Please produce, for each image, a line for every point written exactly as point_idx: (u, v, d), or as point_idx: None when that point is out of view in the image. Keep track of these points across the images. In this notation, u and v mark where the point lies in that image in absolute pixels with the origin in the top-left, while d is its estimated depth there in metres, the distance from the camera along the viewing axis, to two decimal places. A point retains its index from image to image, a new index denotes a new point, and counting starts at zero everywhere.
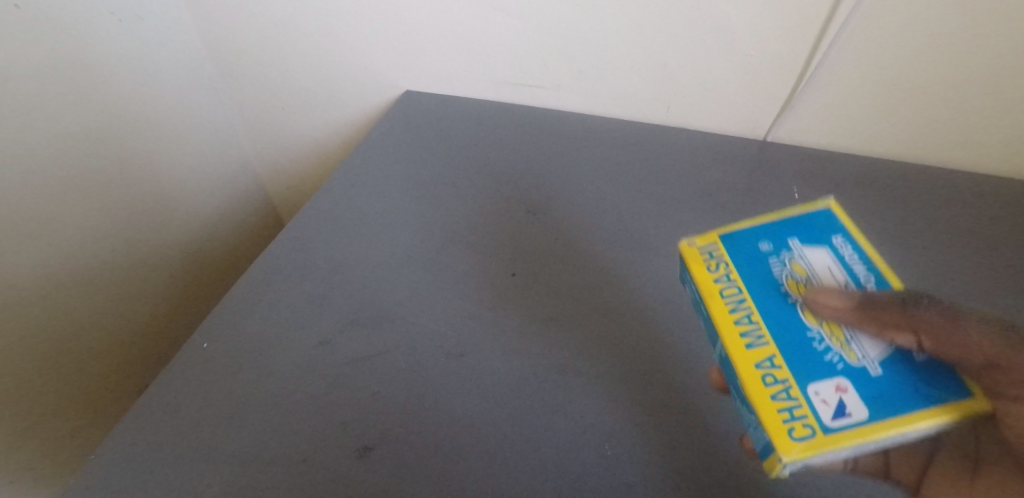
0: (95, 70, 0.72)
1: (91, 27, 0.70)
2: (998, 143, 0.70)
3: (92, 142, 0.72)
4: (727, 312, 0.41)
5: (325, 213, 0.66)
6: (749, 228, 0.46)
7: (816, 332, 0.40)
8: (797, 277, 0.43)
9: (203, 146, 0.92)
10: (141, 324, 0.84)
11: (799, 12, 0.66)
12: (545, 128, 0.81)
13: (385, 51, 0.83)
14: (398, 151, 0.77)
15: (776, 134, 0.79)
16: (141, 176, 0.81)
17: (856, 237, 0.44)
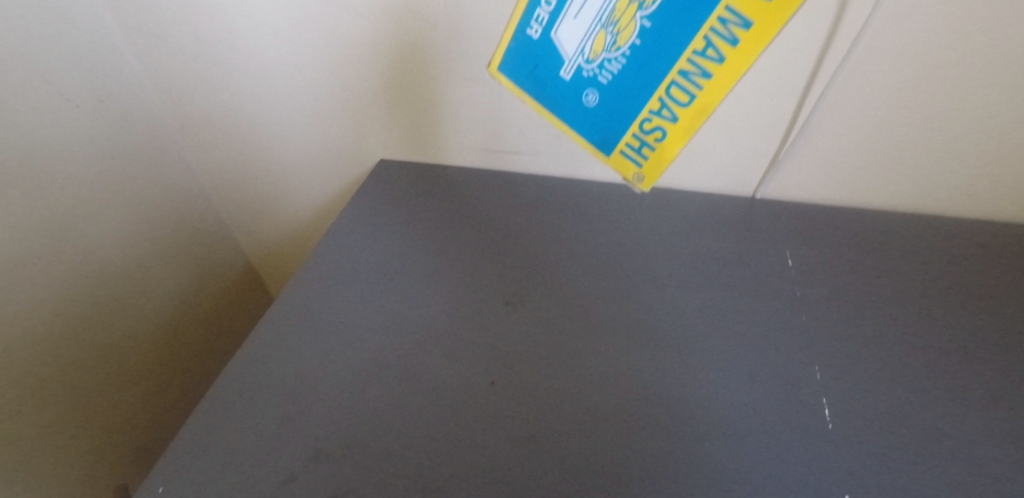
0: (52, 163, 0.70)
1: (43, 119, 0.68)
2: (993, 191, 0.70)
3: (46, 235, 0.70)
4: (709, 78, 0.52)
5: (296, 311, 0.63)
6: (575, 121, 0.61)
7: (656, 6, 0.50)
8: (615, 19, 0.52)
9: (167, 221, 0.89)
10: (104, 405, 0.82)
11: (781, 75, 0.64)
12: (525, 195, 0.78)
13: (359, 121, 0.81)
14: (374, 228, 0.73)
15: (764, 192, 0.77)
16: (98, 263, 0.78)
17: (531, 6, 0.55)
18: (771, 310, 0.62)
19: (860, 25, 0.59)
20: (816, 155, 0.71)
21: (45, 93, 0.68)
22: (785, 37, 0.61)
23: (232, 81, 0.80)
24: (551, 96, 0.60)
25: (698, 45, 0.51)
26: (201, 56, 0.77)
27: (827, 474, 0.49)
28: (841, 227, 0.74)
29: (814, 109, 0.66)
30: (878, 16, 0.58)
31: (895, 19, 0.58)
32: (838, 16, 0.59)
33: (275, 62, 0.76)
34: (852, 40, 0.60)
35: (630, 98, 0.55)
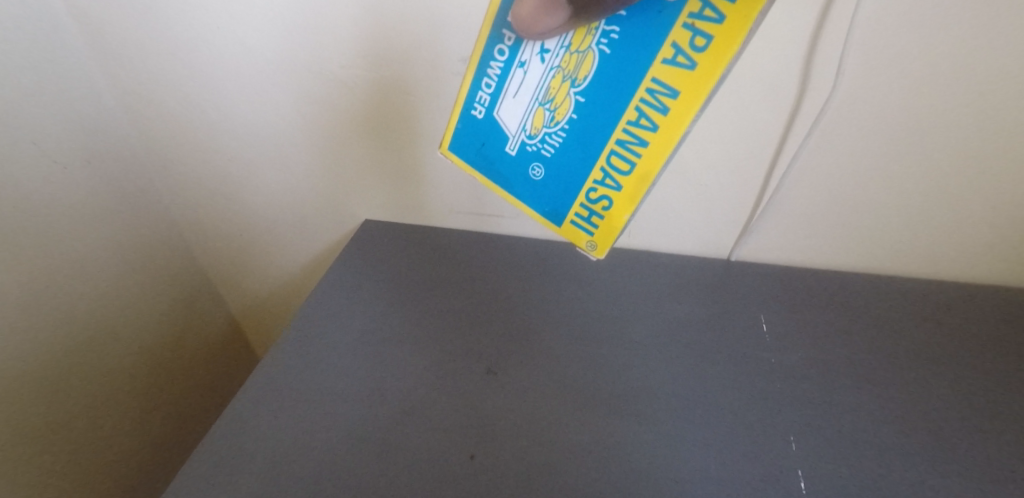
0: (43, 225, 0.71)
1: (34, 182, 0.69)
2: (950, 254, 0.74)
3: (32, 296, 0.70)
4: (646, 146, 0.40)
5: (278, 377, 0.63)
6: (523, 193, 0.47)
7: (590, 80, 0.41)
8: (550, 96, 0.42)
9: (150, 278, 0.89)
10: (82, 471, 0.80)
11: (749, 150, 0.68)
12: (507, 257, 0.80)
13: (347, 184, 0.84)
14: (359, 289, 0.74)
15: (738, 254, 0.80)
16: (82, 322, 0.78)
17: (473, 83, 0.45)
18: (745, 378, 0.64)
19: (821, 104, 0.63)
20: (785, 221, 0.74)
21: (36, 156, 0.69)
22: (753, 113, 0.65)
23: (224, 145, 0.82)
24: (498, 173, 0.47)
25: (629, 113, 0.40)
26: (193, 120, 0.79)
27: None
28: (811, 290, 0.76)
29: (783, 179, 0.70)
30: (837, 96, 0.62)
31: (853, 99, 0.62)
32: (801, 95, 0.62)
33: (266, 127, 0.78)
34: (816, 116, 0.64)
35: (574, 163, 0.43)
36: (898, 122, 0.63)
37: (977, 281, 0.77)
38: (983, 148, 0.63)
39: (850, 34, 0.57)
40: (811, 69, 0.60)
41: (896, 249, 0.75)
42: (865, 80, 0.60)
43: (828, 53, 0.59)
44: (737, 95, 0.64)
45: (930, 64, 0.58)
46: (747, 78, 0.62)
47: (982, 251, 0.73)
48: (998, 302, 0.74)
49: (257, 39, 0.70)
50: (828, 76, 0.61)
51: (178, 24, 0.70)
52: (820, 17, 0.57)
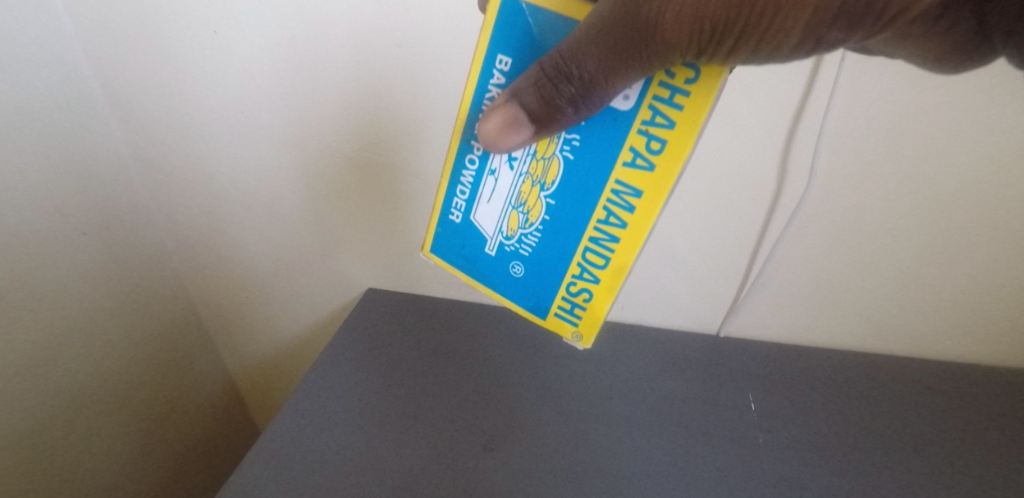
0: (65, 293, 0.73)
1: (63, 251, 0.72)
2: (925, 332, 0.79)
3: (51, 361, 0.72)
4: (618, 242, 0.41)
5: (278, 453, 0.64)
6: (504, 291, 0.46)
7: (558, 183, 0.41)
8: (522, 200, 0.42)
9: (157, 340, 0.91)
10: None
11: (733, 237, 0.72)
12: (503, 331, 0.83)
13: (355, 254, 0.88)
14: (360, 360, 0.76)
15: (725, 330, 0.83)
16: (88, 386, 0.79)
17: (448, 191, 0.45)
18: (735, 458, 0.66)
19: (797, 200, 0.67)
20: (769, 301, 0.78)
21: (65, 227, 0.72)
22: (734, 206, 0.69)
23: (240, 218, 0.86)
24: (479, 273, 0.47)
25: (598, 213, 0.41)
26: (213, 196, 0.84)
27: None
28: (797, 368, 0.79)
29: (766, 263, 0.74)
30: (811, 193, 0.66)
31: (826, 196, 0.66)
32: (778, 192, 0.67)
33: (281, 203, 0.84)
34: (793, 210, 0.68)
35: (552, 261, 0.44)
36: (869, 215, 0.67)
37: (947, 356, 0.81)
38: (947, 238, 0.68)
39: (820, 142, 0.62)
40: (786, 171, 0.65)
41: (872, 326, 0.79)
42: (837, 180, 0.65)
43: (801, 158, 0.64)
44: (723, 188, 0.68)
45: (895, 169, 0.63)
46: (727, 175, 0.67)
47: (953, 330, 0.78)
48: (970, 378, 0.79)
49: (280, 125, 0.76)
50: (802, 176, 0.65)
51: (208, 111, 0.76)
52: (792, 127, 0.62)
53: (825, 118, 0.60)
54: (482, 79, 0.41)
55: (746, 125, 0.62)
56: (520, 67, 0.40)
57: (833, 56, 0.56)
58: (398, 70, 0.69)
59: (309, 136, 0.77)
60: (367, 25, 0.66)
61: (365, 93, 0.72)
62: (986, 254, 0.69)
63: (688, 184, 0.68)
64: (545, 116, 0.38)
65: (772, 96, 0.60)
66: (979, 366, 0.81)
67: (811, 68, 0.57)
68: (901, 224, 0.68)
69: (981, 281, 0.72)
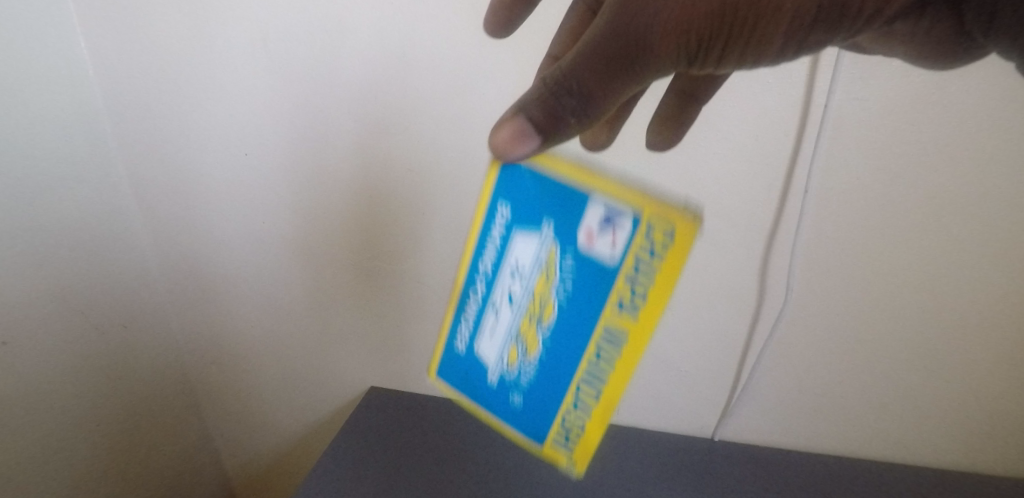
0: (76, 392, 0.69)
1: (78, 348, 0.68)
2: (928, 435, 0.75)
3: (56, 465, 0.67)
4: (609, 378, 0.38)
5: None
6: (499, 421, 0.44)
7: (549, 317, 0.40)
8: (516, 335, 0.41)
9: (154, 437, 0.84)
10: None
11: (720, 335, 0.71)
12: (485, 430, 0.78)
13: (333, 346, 0.84)
14: (329, 464, 0.71)
15: (720, 431, 0.78)
16: (88, 489, 0.73)
17: (456, 318, 0.45)
18: None
19: (780, 302, 0.68)
20: (763, 399, 0.75)
21: (85, 324, 0.69)
22: (718, 305, 0.69)
23: (214, 310, 0.83)
24: (479, 399, 0.44)
25: (589, 348, 0.39)
26: (204, 295, 0.82)
27: None
28: (799, 471, 0.74)
29: (757, 360, 0.72)
30: (792, 295, 0.67)
31: (807, 297, 0.67)
32: (761, 294, 0.68)
33: (271, 300, 0.82)
34: (777, 311, 0.68)
35: (544, 391, 0.41)
36: (852, 315, 0.68)
37: (949, 462, 0.77)
38: (931, 340, 0.68)
39: (795, 248, 0.64)
40: (766, 275, 0.66)
41: (873, 430, 0.76)
42: (815, 282, 0.66)
43: (779, 261, 0.65)
44: (708, 281, 0.68)
45: (871, 271, 0.65)
46: (714, 277, 0.68)
47: (958, 434, 0.74)
48: (981, 485, 0.75)
49: (276, 226, 0.76)
50: (781, 280, 0.66)
51: (212, 214, 0.76)
52: (770, 232, 0.64)
53: (799, 225, 0.63)
54: (485, 224, 0.42)
55: (728, 232, 0.65)
56: (519, 207, 0.40)
57: (800, 169, 0.60)
58: (393, 178, 0.71)
59: (306, 235, 0.76)
60: (364, 136, 0.68)
61: (359, 200, 0.73)
62: (973, 358, 0.69)
63: (675, 287, 0.69)
64: (552, 125, 0.35)
65: (747, 203, 0.63)
66: (987, 472, 0.77)
67: (781, 180, 0.61)
68: (889, 319, 0.67)
69: (979, 380, 0.70)
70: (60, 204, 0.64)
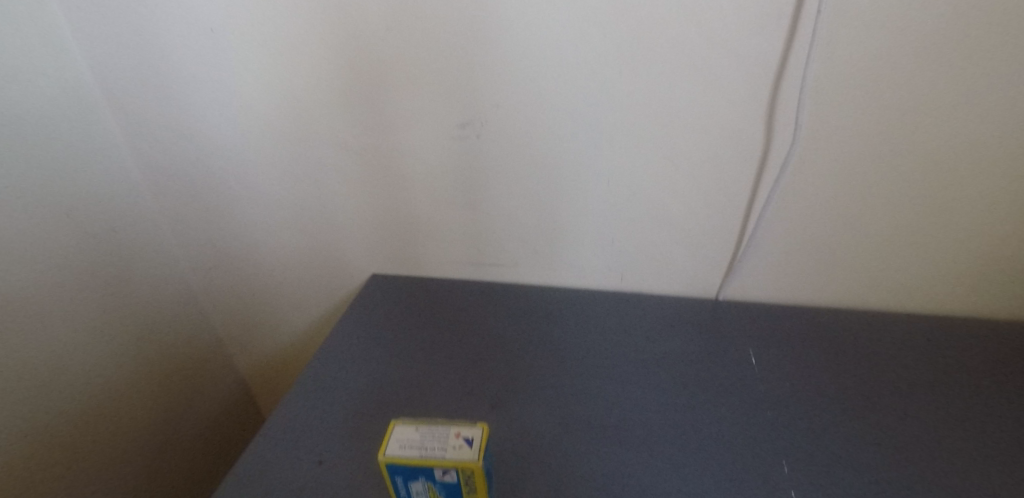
0: (71, 285, 0.77)
1: (69, 247, 0.76)
2: (929, 288, 0.79)
3: (67, 347, 0.77)
4: None
5: (284, 438, 0.66)
6: None
7: None
8: None
9: (169, 327, 0.95)
10: (108, 454, 0.85)
11: (724, 197, 0.75)
12: (506, 306, 0.85)
13: (357, 242, 0.89)
14: (367, 340, 0.80)
15: (726, 294, 0.84)
16: (108, 367, 0.84)
17: None
18: (738, 409, 0.67)
19: (787, 148, 0.70)
20: (766, 262, 0.80)
21: (70, 226, 0.76)
22: (722, 165, 0.73)
23: (241, 211, 0.88)
24: None
25: None
26: (219, 188, 0.86)
27: None
28: (797, 323, 0.81)
29: (759, 221, 0.76)
30: (800, 140, 0.69)
31: (814, 142, 0.69)
32: (768, 141, 0.70)
33: (286, 194, 0.85)
34: (783, 158, 0.71)
35: None
36: (852, 171, 0.71)
37: (941, 315, 0.81)
38: (935, 183, 0.70)
39: (803, 89, 0.66)
40: (774, 117, 0.68)
41: (875, 286, 0.80)
42: (823, 124, 0.68)
43: (787, 100, 0.67)
44: (710, 145, 0.72)
45: (871, 122, 0.67)
46: (719, 125, 0.70)
47: (963, 282, 0.77)
48: (982, 328, 0.79)
49: (285, 117, 0.78)
50: (790, 122, 0.69)
51: (222, 116, 0.79)
52: (778, 71, 0.65)
53: (808, 61, 0.64)
54: None
55: (734, 72, 0.66)
56: None
57: None
58: (393, 52, 0.71)
59: (309, 128, 0.78)
60: (358, 21, 0.69)
61: (364, 89, 0.74)
62: (975, 202, 0.70)
63: (679, 137, 0.72)
64: None
65: (757, 36, 0.63)
66: (993, 318, 0.80)
67: (791, 5, 0.61)
68: (888, 171, 0.70)
69: (985, 224, 0.72)
70: (25, 112, 0.69)
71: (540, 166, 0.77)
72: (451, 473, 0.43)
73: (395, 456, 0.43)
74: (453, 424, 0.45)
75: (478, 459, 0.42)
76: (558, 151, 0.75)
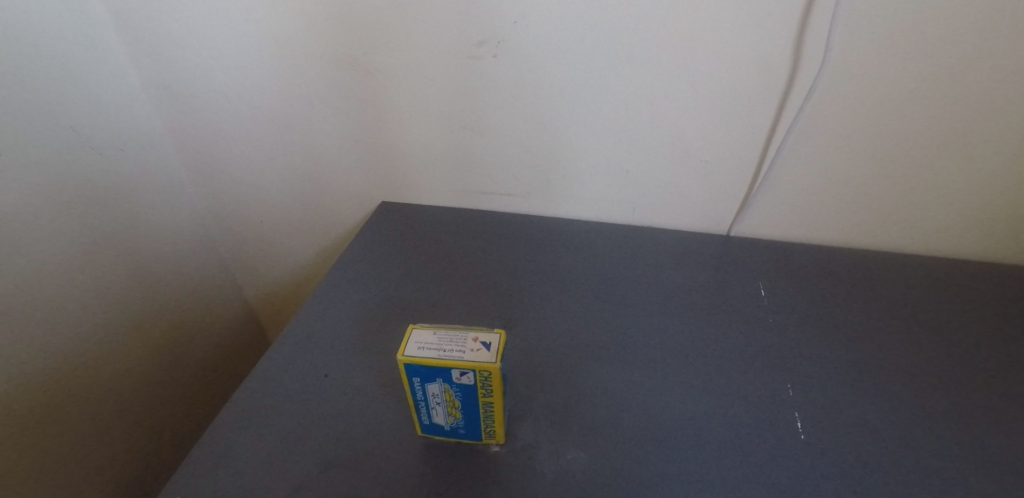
0: (79, 199, 0.76)
1: (75, 162, 0.75)
2: (947, 229, 0.77)
3: (75, 259, 0.76)
4: (496, 412, 0.47)
5: (296, 350, 0.67)
6: (458, 435, 0.54)
7: (461, 404, 0.47)
8: (443, 407, 0.48)
9: (179, 250, 0.95)
10: (120, 368, 0.86)
11: (744, 126, 0.74)
12: (518, 235, 0.84)
13: (367, 169, 0.88)
14: (378, 262, 0.80)
15: (739, 229, 0.84)
16: (118, 283, 0.84)
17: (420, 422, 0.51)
18: (747, 335, 0.67)
19: (814, 73, 0.68)
20: (782, 197, 0.79)
21: (76, 140, 0.75)
22: (745, 90, 0.71)
23: (249, 133, 0.87)
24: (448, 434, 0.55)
25: (481, 405, 0.47)
26: (225, 107, 0.84)
27: (801, 470, 0.54)
28: (809, 259, 0.80)
29: (778, 154, 0.75)
30: (829, 64, 0.67)
31: (844, 66, 0.66)
32: (795, 64, 0.68)
33: (292, 115, 0.83)
34: (809, 85, 0.69)
35: (467, 421, 0.49)
36: (879, 101, 0.68)
37: (956, 258, 0.80)
38: (966, 116, 0.67)
39: (836, 7, 0.63)
40: (804, 39, 0.66)
41: (892, 225, 0.79)
42: (855, 48, 0.65)
43: (819, 21, 0.64)
44: (734, 70, 0.69)
45: (904, 47, 0.64)
46: (745, 47, 0.68)
47: (983, 223, 0.76)
48: (997, 269, 0.78)
49: (292, 31, 0.75)
50: (819, 44, 0.66)
51: (226, 29, 0.76)
52: None
53: None
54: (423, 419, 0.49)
55: None
56: (445, 409, 0.48)
57: None
58: None
59: (317, 46, 0.75)
60: None
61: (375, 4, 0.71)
62: (1005, 137, 0.68)
63: (703, 61, 0.70)
64: None
65: None
66: (1010, 261, 0.79)
67: None
68: (916, 102, 0.68)
69: (1012, 161, 0.70)
70: (26, 19, 0.67)
71: (558, 90, 0.75)
72: (469, 376, 0.44)
73: (415, 356, 0.44)
74: (471, 328, 0.46)
75: (496, 360, 0.43)
76: (577, 73, 0.73)
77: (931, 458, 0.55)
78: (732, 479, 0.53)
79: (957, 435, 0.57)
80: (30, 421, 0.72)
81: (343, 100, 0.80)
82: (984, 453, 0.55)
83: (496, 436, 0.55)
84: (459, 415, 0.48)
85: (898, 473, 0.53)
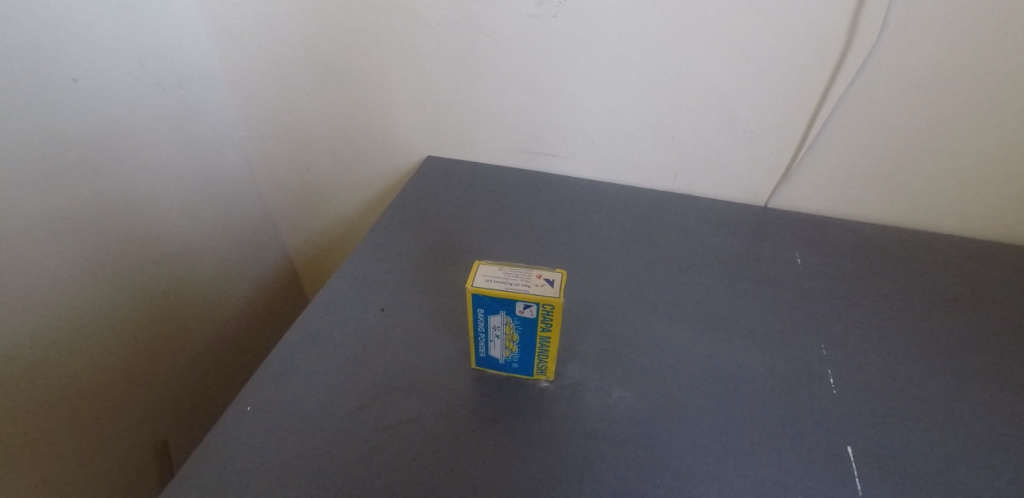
0: (140, 134, 0.79)
1: (138, 99, 0.78)
2: (987, 211, 0.78)
3: (133, 194, 0.79)
4: (551, 348, 0.51)
5: (352, 287, 0.71)
6: (512, 368, 0.59)
7: (519, 338, 0.51)
8: (503, 340, 0.51)
9: (227, 191, 0.98)
10: (165, 306, 0.89)
11: (792, 97, 0.75)
12: (560, 193, 0.87)
13: (414, 121, 0.90)
14: (425, 212, 0.83)
15: (776, 201, 0.86)
16: (174, 220, 0.87)
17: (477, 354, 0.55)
18: (781, 298, 0.70)
19: (869, 47, 0.68)
20: (822, 172, 0.81)
21: (142, 77, 0.78)
22: (797, 62, 0.72)
23: (301, 81, 0.89)
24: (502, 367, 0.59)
25: (538, 339, 0.50)
26: (280, 53, 0.87)
27: (827, 420, 0.57)
28: (844, 232, 0.82)
29: (822, 130, 0.76)
30: (884, 40, 0.67)
31: (898, 42, 0.67)
32: (850, 38, 0.68)
33: (345, 65, 0.85)
34: (862, 60, 0.70)
35: (523, 355, 0.52)
36: (930, 81, 0.69)
37: (994, 239, 0.81)
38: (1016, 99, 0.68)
39: None
40: (860, 12, 0.66)
41: (931, 205, 0.80)
42: (912, 24, 0.65)
43: None
44: (788, 40, 0.70)
45: (961, 27, 0.64)
46: (800, 17, 0.68)
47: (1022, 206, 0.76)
48: None
49: None
50: (876, 19, 0.66)
51: None
52: None
53: None
54: (482, 352, 0.53)
55: None
56: (503, 342, 0.51)
57: None
58: None
59: None
60: None
61: None
62: None
63: (757, 29, 0.70)
64: None
65: None
66: None
67: None
68: (968, 82, 0.68)
69: None
70: None
71: (611, 52, 0.76)
72: (532, 309, 0.48)
73: (483, 287, 0.48)
74: (535, 267, 0.50)
75: (560, 295, 0.47)
76: (629, 35, 0.74)
77: (950, 417, 0.58)
78: (763, 423, 0.57)
79: (979, 400, 0.60)
80: (79, 348, 0.75)
81: (395, 52, 0.82)
82: (1003, 417, 0.58)
83: (546, 372, 0.59)
84: (515, 348, 0.52)
85: (919, 428, 0.57)
